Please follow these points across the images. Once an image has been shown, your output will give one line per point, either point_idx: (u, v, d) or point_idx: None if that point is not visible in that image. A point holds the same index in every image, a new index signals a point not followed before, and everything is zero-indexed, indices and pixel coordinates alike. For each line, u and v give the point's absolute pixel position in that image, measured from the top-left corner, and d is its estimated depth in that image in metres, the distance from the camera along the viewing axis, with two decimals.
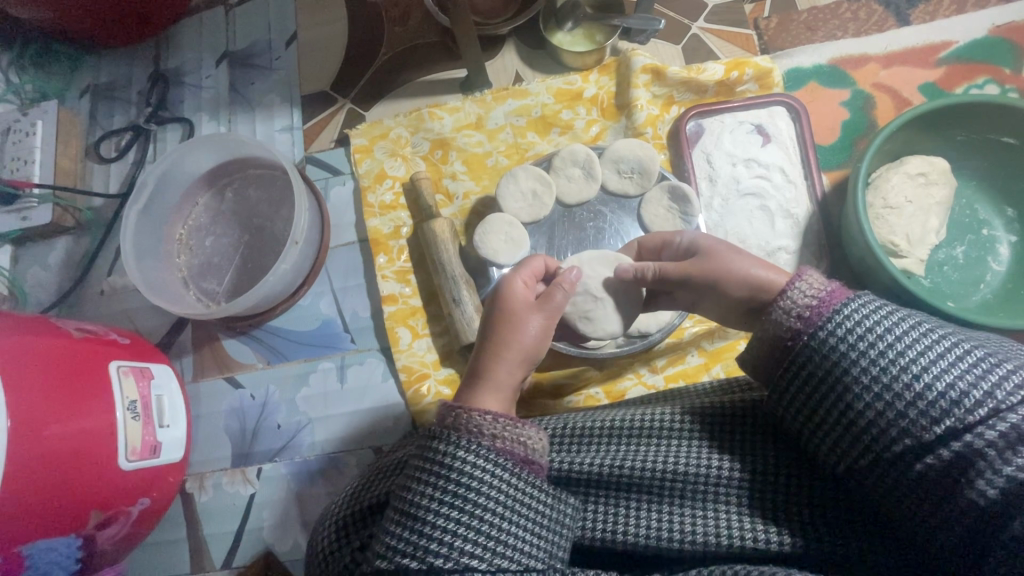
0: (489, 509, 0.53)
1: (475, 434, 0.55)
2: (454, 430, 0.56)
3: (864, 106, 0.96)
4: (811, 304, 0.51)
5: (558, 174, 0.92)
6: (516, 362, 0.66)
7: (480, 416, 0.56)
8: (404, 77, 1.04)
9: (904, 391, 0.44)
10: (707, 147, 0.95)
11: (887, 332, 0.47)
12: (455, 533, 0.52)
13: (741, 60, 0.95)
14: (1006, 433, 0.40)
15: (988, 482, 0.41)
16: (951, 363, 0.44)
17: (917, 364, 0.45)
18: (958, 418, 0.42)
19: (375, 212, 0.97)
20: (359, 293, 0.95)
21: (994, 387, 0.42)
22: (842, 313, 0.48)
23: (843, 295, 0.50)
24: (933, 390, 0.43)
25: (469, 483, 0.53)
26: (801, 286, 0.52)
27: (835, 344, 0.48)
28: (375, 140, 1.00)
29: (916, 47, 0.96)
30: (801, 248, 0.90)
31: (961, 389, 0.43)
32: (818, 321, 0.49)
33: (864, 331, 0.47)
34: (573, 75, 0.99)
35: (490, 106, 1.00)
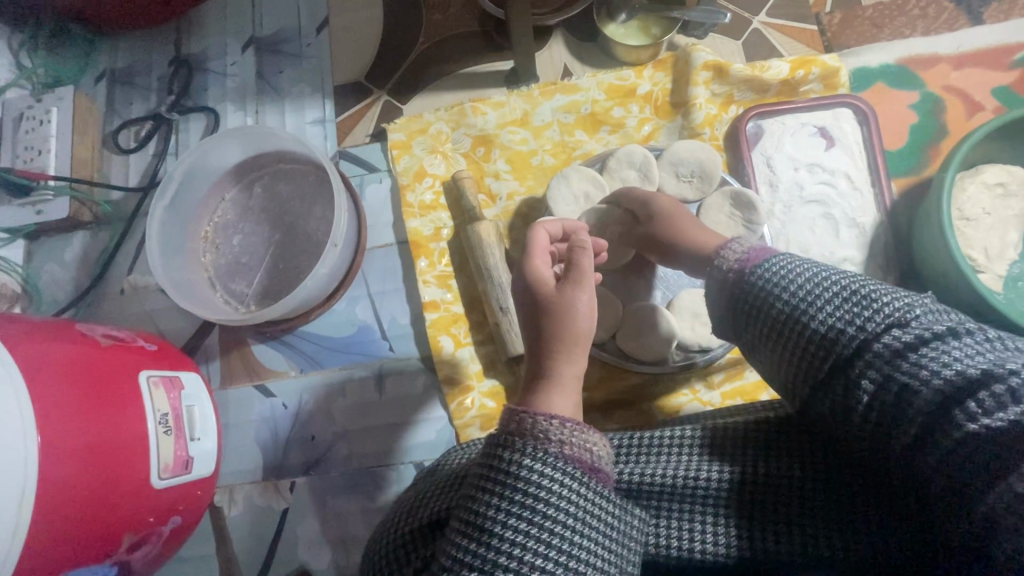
0: (557, 518, 0.48)
1: (542, 440, 0.51)
2: (520, 435, 0.51)
3: (933, 110, 0.91)
4: (743, 259, 0.55)
5: (612, 177, 0.86)
6: (577, 339, 0.62)
7: (546, 421, 0.52)
8: (443, 69, 0.98)
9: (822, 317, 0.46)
10: (767, 150, 0.90)
11: (797, 278, 0.50)
12: (520, 544, 0.47)
13: (807, 58, 0.89)
14: (892, 346, 0.42)
15: (864, 391, 0.43)
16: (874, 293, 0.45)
17: (820, 299, 0.47)
18: (862, 335, 0.44)
19: (414, 212, 0.92)
20: (398, 298, 0.90)
21: (876, 314, 0.44)
22: (765, 264, 0.52)
23: (767, 252, 0.55)
24: (852, 309, 0.45)
25: (537, 493, 0.48)
26: (734, 247, 0.57)
27: (763, 284, 0.51)
28: (414, 136, 0.95)
29: (989, 48, 0.91)
30: (868, 260, 0.85)
31: (849, 318, 0.45)
32: (748, 269, 0.53)
33: (786, 275, 0.50)
34: (626, 70, 0.93)
35: (537, 101, 0.94)
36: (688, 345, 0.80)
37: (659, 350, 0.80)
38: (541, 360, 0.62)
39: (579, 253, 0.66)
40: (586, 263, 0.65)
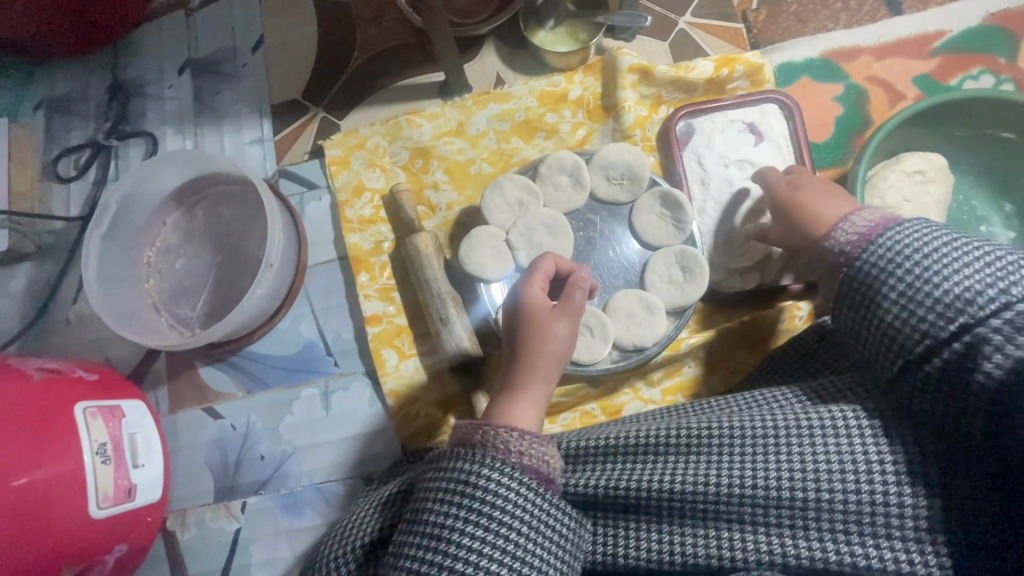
0: (514, 526, 0.55)
1: (500, 452, 0.57)
2: (481, 448, 0.58)
3: (858, 101, 0.93)
4: (856, 237, 0.58)
5: (545, 183, 0.88)
6: (549, 365, 0.68)
7: (507, 433, 0.58)
8: (378, 82, 0.99)
9: (901, 303, 0.52)
10: (698, 149, 0.92)
11: (919, 253, 0.53)
12: (474, 548, 0.54)
13: (731, 56, 0.91)
14: (1011, 319, 0.47)
15: (994, 363, 0.47)
16: (961, 272, 0.50)
17: (941, 273, 0.51)
18: (971, 313, 0.48)
19: (353, 227, 0.92)
20: (342, 314, 0.91)
21: (1005, 284, 0.48)
22: (878, 241, 0.55)
23: (889, 222, 0.57)
24: (951, 294, 0.50)
25: (492, 502, 0.55)
26: (847, 226, 0.60)
27: (875, 264, 0.55)
28: (351, 151, 0.95)
29: (910, 37, 0.93)
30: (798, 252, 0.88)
31: (976, 290, 0.49)
32: (850, 254, 0.57)
33: (900, 252, 0.53)
34: (557, 75, 0.94)
35: (471, 111, 0.95)
36: (623, 345, 0.82)
37: (596, 352, 0.81)
38: (508, 376, 0.68)
39: (574, 290, 0.71)
40: (576, 300, 0.71)
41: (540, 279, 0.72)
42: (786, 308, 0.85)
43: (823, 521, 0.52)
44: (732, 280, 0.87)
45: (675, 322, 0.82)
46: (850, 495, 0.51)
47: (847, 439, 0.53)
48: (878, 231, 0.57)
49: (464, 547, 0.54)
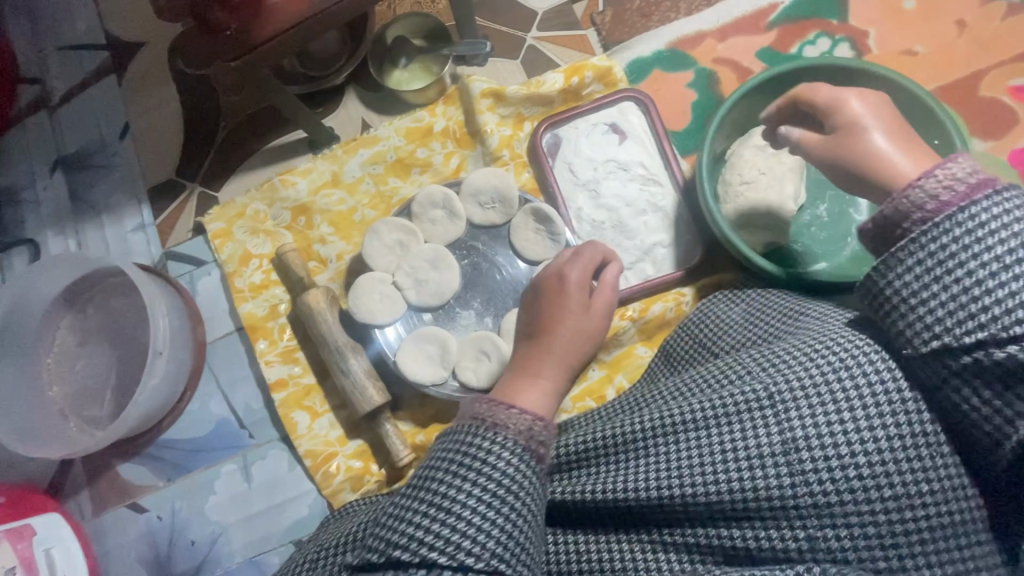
0: (491, 513, 0.51)
1: (504, 430, 0.55)
2: (478, 428, 0.55)
3: (709, 84, 0.96)
4: (952, 190, 0.49)
5: (422, 220, 0.89)
6: (572, 357, 0.68)
7: (510, 414, 0.56)
8: (250, 148, 0.99)
9: (990, 279, 0.46)
10: (567, 157, 0.94)
11: (978, 229, 0.47)
12: (450, 536, 0.50)
13: (579, 64, 0.94)
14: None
15: (995, 356, 0.46)
16: (989, 260, 0.46)
17: (1001, 261, 0.46)
18: (990, 312, 0.46)
19: (245, 296, 0.93)
20: (249, 385, 0.91)
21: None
22: (980, 205, 0.48)
23: (990, 184, 0.49)
24: (971, 281, 0.47)
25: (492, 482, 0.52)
26: (955, 164, 0.50)
27: (935, 239, 0.48)
28: (232, 221, 0.96)
29: (747, 15, 0.97)
30: (676, 240, 0.90)
31: (1000, 287, 0.46)
32: (927, 215, 0.49)
33: (965, 236, 0.47)
34: (419, 111, 0.96)
35: (343, 160, 0.96)
36: None
37: (496, 376, 0.83)
38: (524, 359, 0.68)
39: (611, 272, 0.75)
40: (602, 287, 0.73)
41: (580, 267, 0.74)
42: (671, 299, 0.88)
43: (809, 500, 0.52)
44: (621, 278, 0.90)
45: None
46: (841, 462, 0.51)
47: (841, 400, 0.52)
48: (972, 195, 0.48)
49: (443, 530, 0.50)
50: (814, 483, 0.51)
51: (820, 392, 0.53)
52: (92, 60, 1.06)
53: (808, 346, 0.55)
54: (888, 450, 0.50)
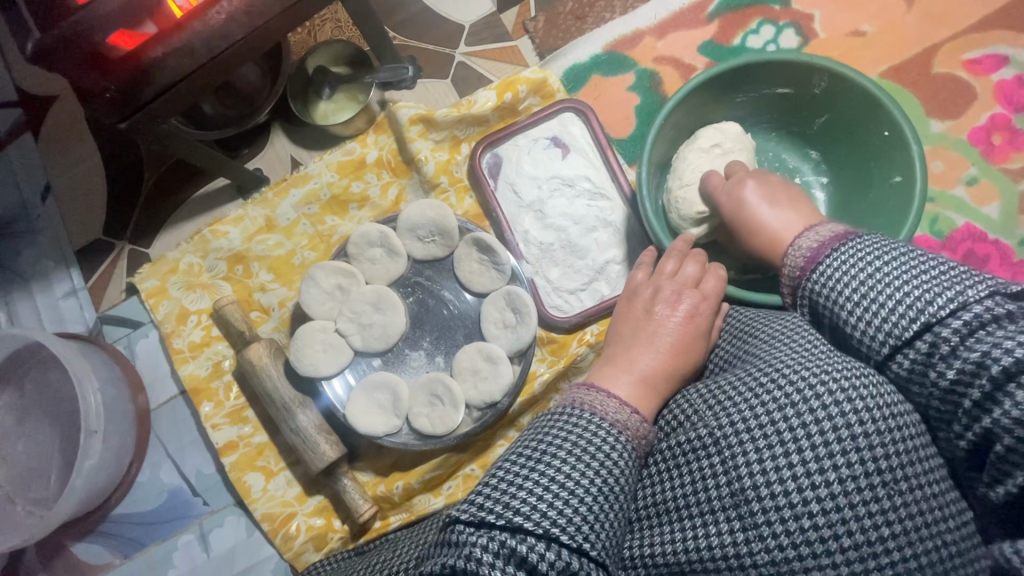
0: (582, 486, 0.49)
1: (594, 408, 0.56)
2: (588, 406, 0.56)
3: (651, 85, 0.91)
4: (803, 257, 0.59)
5: (360, 260, 0.84)
6: (660, 349, 0.65)
7: (606, 400, 0.57)
8: (178, 197, 0.94)
9: (856, 317, 0.51)
10: (510, 176, 0.89)
11: (859, 268, 0.52)
12: (547, 508, 0.47)
13: (511, 78, 0.88)
14: (964, 324, 0.46)
15: (946, 368, 0.46)
16: (875, 297, 0.51)
17: (880, 295, 0.50)
18: (896, 335, 0.49)
19: (186, 357, 0.88)
20: (199, 449, 0.87)
21: (920, 303, 0.48)
22: (837, 252, 0.55)
23: (842, 236, 0.56)
24: (871, 313, 0.50)
25: (567, 467, 0.50)
26: (801, 244, 0.60)
27: (817, 294, 0.55)
28: (165, 278, 0.90)
29: (685, 8, 0.91)
30: (628, 255, 0.86)
31: (898, 314, 0.49)
32: (799, 282, 0.58)
33: (834, 276, 0.54)
34: (349, 143, 0.91)
35: (275, 203, 0.91)
36: (474, 405, 0.79)
37: (450, 421, 0.78)
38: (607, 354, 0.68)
39: (666, 260, 0.74)
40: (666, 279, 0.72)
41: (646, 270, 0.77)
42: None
43: (879, 520, 0.47)
44: (574, 301, 0.86)
45: (520, 367, 0.79)
46: (806, 506, 0.48)
47: (797, 434, 0.50)
48: (822, 250, 0.56)
49: (536, 500, 0.48)
50: (781, 533, 0.48)
51: (764, 433, 0.51)
52: None
53: (756, 378, 0.54)
54: (853, 490, 0.48)
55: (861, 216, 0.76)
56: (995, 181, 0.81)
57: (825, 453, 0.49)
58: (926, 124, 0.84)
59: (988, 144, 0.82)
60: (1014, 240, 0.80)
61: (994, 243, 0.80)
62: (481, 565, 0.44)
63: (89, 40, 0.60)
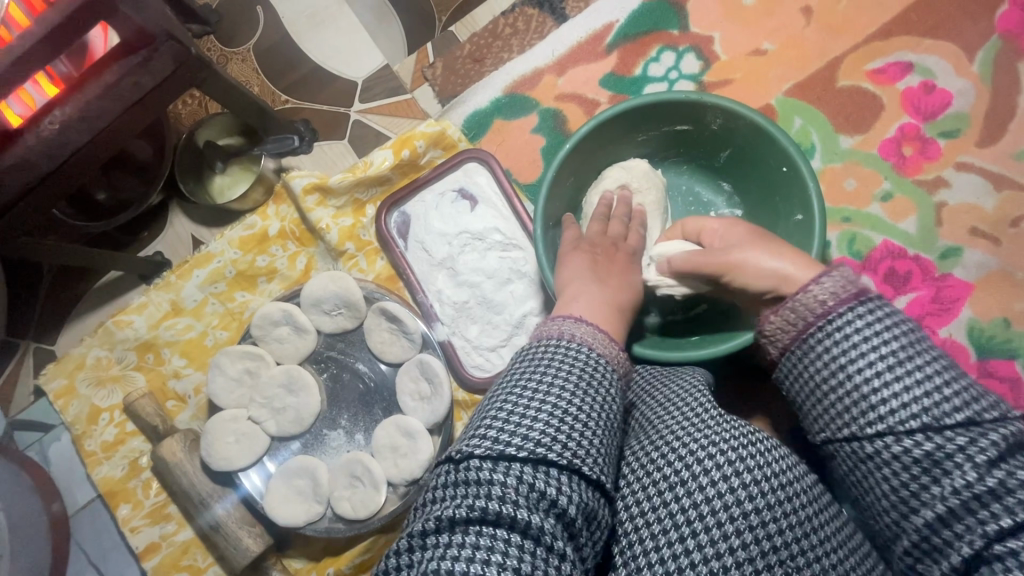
0: (585, 416, 0.43)
1: (580, 340, 0.49)
2: (573, 338, 0.49)
3: (556, 124, 0.88)
4: (825, 295, 0.45)
5: (268, 341, 0.81)
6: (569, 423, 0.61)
7: (590, 330, 0.50)
8: (78, 289, 0.90)
9: (885, 384, 0.41)
10: (419, 235, 0.86)
11: (887, 335, 0.42)
12: (554, 433, 0.41)
13: (408, 135, 0.85)
14: (1003, 439, 0.38)
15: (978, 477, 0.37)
16: (922, 374, 0.40)
17: (917, 373, 0.40)
18: (934, 415, 0.39)
19: (99, 458, 0.84)
20: (121, 553, 0.83)
21: (969, 401, 0.39)
22: (872, 300, 0.44)
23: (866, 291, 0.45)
24: (912, 391, 0.40)
25: (565, 400, 0.43)
26: (822, 284, 0.46)
27: (831, 345, 0.44)
28: (73, 376, 0.87)
29: (583, 41, 0.89)
30: (547, 305, 0.82)
31: (937, 401, 0.39)
32: (816, 319, 0.45)
33: (863, 329, 0.43)
34: (249, 216, 0.87)
35: (178, 286, 0.87)
36: (397, 484, 0.76)
37: (374, 503, 0.75)
38: None
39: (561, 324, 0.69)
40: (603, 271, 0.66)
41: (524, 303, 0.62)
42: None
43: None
44: (496, 358, 0.82)
45: (440, 439, 0.76)
46: (753, 501, 0.44)
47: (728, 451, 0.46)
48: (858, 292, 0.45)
49: (545, 427, 0.41)
50: (731, 533, 0.42)
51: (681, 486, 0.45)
52: None
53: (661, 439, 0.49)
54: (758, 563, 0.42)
55: None
56: (910, 195, 0.79)
57: (738, 509, 0.43)
58: (834, 141, 0.81)
59: (900, 156, 0.80)
60: (935, 254, 0.77)
61: (915, 259, 0.77)
62: (499, 500, 0.37)
63: None
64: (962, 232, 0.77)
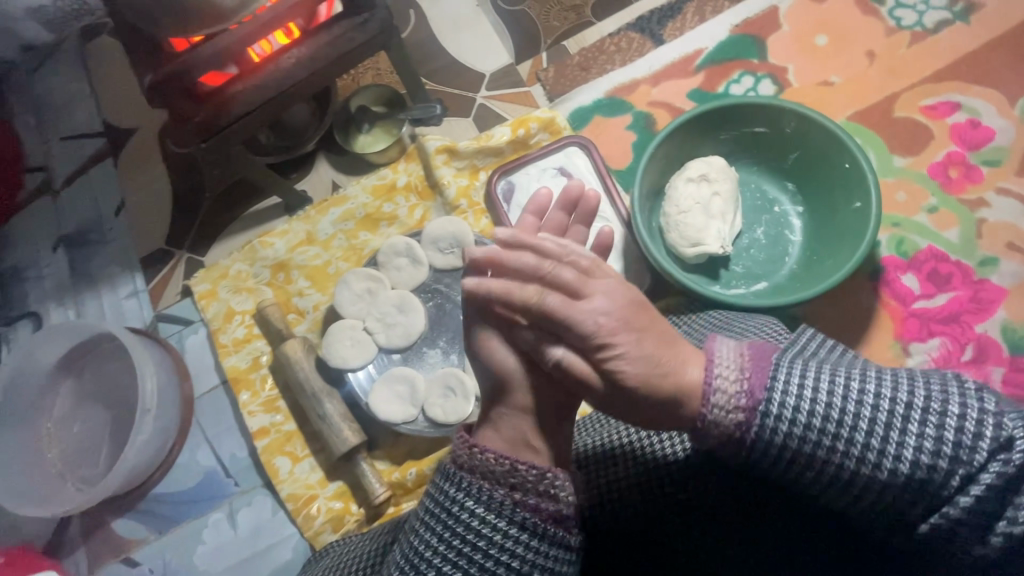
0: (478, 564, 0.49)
1: (477, 478, 0.51)
2: (468, 474, 0.51)
3: (646, 124, 1.04)
4: (741, 395, 0.49)
5: (388, 268, 0.96)
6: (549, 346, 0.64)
7: (484, 457, 0.52)
8: (230, 214, 1.08)
9: (874, 448, 0.46)
10: (521, 201, 1.02)
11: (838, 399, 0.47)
12: None
13: (524, 117, 1.03)
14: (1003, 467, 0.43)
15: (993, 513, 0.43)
16: (898, 428, 0.45)
17: (884, 433, 0.46)
18: (945, 461, 0.44)
19: (229, 350, 0.99)
20: (233, 434, 0.96)
21: (956, 441, 0.44)
22: (777, 382, 0.49)
23: (765, 360, 0.51)
24: (906, 455, 0.45)
25: (460, 548, 0.50)
26: (721, 363, 0.51)
27: (772, 437, 0.48)
28: (217, 282, 1.03)
29: (676, 61, 1.06)
30: (626, 269, 0.96)
31: (929, 452, 0.44)
32: (764, 405, 0.49)
33: (810, 397, 0.48)
34: (383, 169, 1.05)
35: (316, 219, 1.05)
36: None
37: (463, 411, 0.87)
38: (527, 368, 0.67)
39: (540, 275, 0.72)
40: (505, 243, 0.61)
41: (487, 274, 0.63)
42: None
43: None
44: None
45: None
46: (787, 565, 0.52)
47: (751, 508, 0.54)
48: (761, 378, 0.50)
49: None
50: None
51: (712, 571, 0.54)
52: (91, 147, 1.18)
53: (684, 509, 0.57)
54: None
55: (836, 238, 0.86)
56: (953, 210, 0.91)
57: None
58: (889, 160, 0.95)
59: (946, 177, 0.93)
60: (974, 260, 0.88)
61: (956, 263, 0.88)
62: None
63: (185, 76, 0.74)
64: (1000, 245, 0.88)
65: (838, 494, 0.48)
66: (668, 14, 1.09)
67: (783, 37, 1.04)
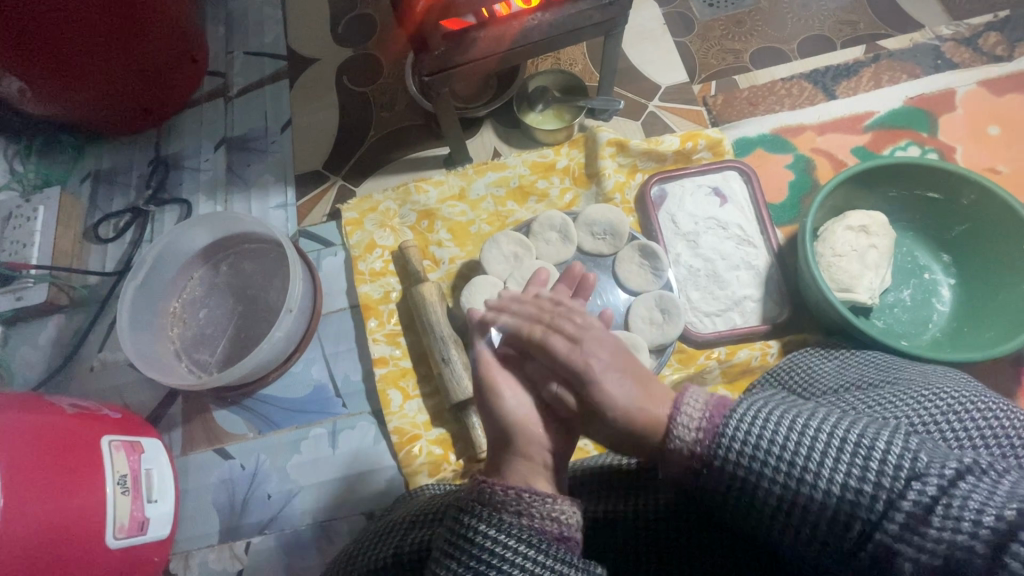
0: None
1: (500, 509, 0.49)
2: (482, 504, 0.49)
3: (806, 168, 1.07)
4: (696, 433, 0.49)
5: (538, 239, 0.99)
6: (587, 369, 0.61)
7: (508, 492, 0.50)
8: (390, 156, 1.14)
9: (824, 478, 0.43)
10: (671, 209, 1.04)
11: (773, 431, 0.46)
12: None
13: (695, 132, 1.06)
14: (942, 485, 0.40)
15: (953, 529, 0.39)
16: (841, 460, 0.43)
17: (824, 465, 0.43)
18: (885, 493, 0.41)
19: (365, 279, 1.02)
20: (351, 357, 0.99)
21: (895, 464, 0.42)
22: (730, 421, 0.48)
23: (723, 406, 0.50)
24: (844, 486, 0.43)
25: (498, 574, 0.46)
26: (684, 414, 0.50)
27: (729, 461, 0.47)
28: (365, 214, 1.07)
29: (845, 117, 1.10)
30: (765, 297, 0.97)
31: (855, 485, 0.42)
32: (710, 435, 0.48)
33: (753, 429, 0.47)
34: (546, 149, 1.09)
35: (472, 178, 1.09)
36: None
37: None
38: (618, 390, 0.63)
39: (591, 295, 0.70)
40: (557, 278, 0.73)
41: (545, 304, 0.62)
42: (756, 348, 0.94)
43: None
44: (708, 322, 0.97)
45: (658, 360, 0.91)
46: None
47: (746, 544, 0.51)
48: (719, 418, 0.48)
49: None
50: None
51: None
52: (271, 66, 1.26)
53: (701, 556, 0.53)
54: None
55: (993, 316, 0.87)
56: None
57: None
58: None
59: None
60: None
61: None
62: None
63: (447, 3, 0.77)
64: None
65: (772, 517, 0.46)
66: (843, 73, 1.13)
67: (956, 118, 1.07)
